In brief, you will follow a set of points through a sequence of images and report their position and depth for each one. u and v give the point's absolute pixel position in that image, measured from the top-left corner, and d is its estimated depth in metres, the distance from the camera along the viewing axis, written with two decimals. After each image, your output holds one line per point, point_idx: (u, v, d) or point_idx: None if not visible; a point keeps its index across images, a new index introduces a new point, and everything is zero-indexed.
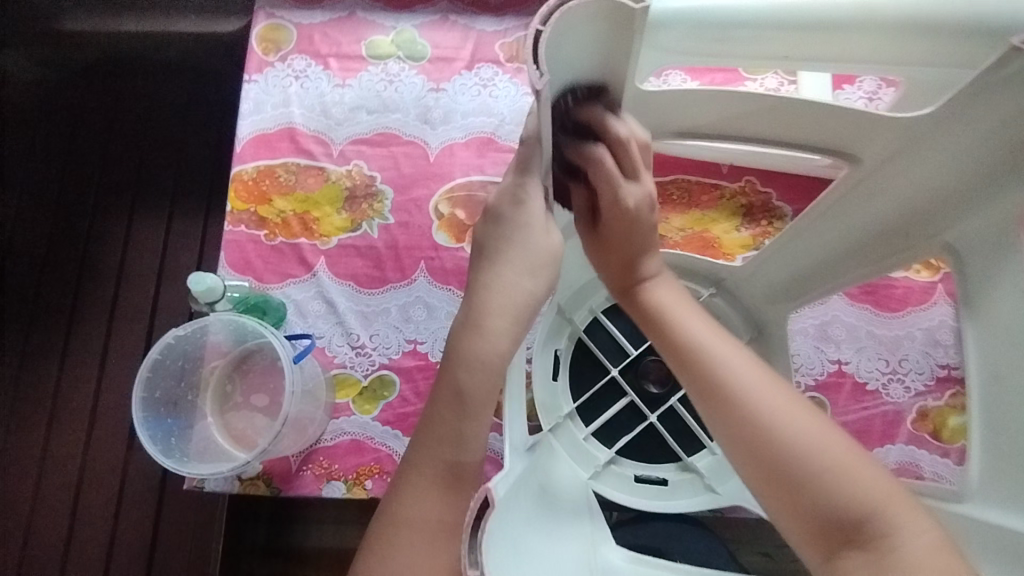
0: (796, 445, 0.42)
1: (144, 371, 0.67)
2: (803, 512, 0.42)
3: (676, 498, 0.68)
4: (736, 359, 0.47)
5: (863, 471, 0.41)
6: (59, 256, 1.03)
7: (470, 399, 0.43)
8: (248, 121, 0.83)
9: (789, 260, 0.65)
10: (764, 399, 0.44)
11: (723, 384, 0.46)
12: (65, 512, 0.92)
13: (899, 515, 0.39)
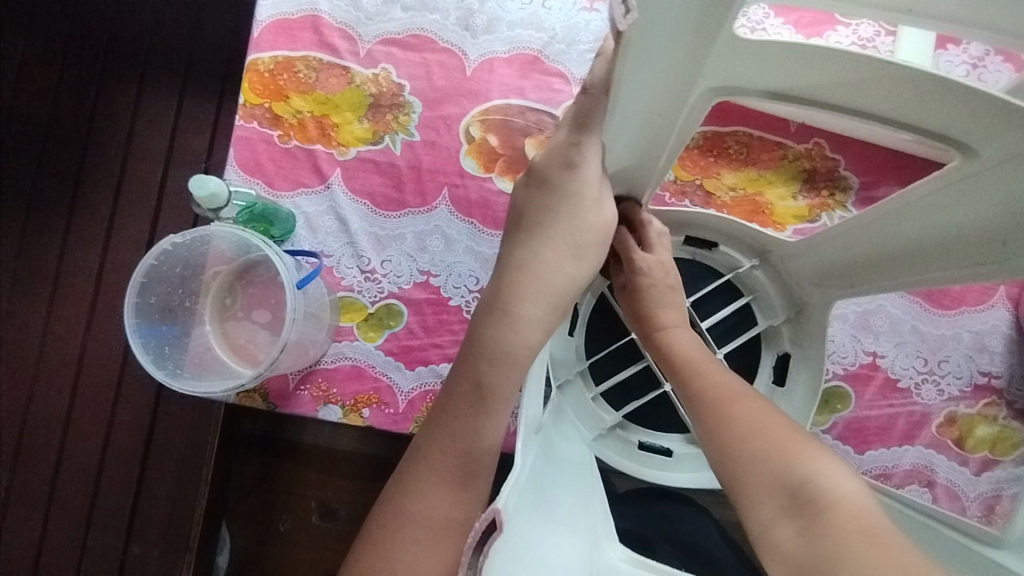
0: (741, 429, 0.44)
1: (139, 277, 0.63)
2: (749, 488, 0.41)
3: (678, 471, 0.65)
4: (715, 369, 0.51)
5: (804, 445, 0.41)
6: (62, 127, 0.97)
7: (490, 395, 0.46)
8: (268, 2, 0.74)
9: (852, 243, 0.58)
10: (730, 402, 0.46)
11: (696, 387, 0.50)
12: (65, 390, 0.91)
13: (829, 478, 0.37)
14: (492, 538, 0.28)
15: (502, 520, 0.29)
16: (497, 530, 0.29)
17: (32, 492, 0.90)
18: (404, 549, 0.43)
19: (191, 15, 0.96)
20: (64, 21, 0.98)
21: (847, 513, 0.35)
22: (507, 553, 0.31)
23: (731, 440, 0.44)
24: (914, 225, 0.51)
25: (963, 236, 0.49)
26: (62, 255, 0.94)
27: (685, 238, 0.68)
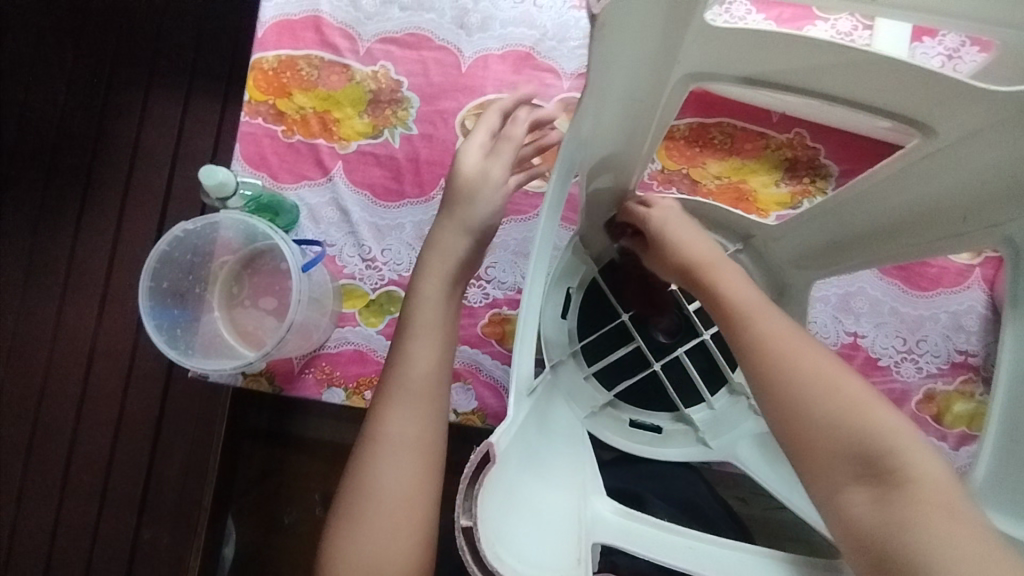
0: (812, 389, 0.42)
1: (153, 262, 0.66)
2: (825, 457, 0.41)
3: (667, 447, 0.68)
4: (773, 314, 0.47)
5: (885, 415, 0.41)
6: (72, 127, 1.00)
7: (415, 324, 0.55)
8: (272, 3, 0.77)
9: (827, 224, 0.61)
10: (797, 352, 0.44)
11: (756, 335, 0.45)
12: (77, 380, 0.94)
13: (912, 454, 0.39)
14: (486, 469, 0.31)
15: (495, 454, 0.32)
16: (490, 462, 0.31)
17: (45, 480, 0.93)
18: (380, 465, 0.51)
19: (196, 18, 1.00)
20: (73, 26, 1.01)
21: (933, 488, 0.37)
22: (499, 490, 0.34)
23: (810, 405, 0.41)
24: (882, 204, 0.54)
25: (928, 212, 0.52)
26: (73, 251, 0.97)
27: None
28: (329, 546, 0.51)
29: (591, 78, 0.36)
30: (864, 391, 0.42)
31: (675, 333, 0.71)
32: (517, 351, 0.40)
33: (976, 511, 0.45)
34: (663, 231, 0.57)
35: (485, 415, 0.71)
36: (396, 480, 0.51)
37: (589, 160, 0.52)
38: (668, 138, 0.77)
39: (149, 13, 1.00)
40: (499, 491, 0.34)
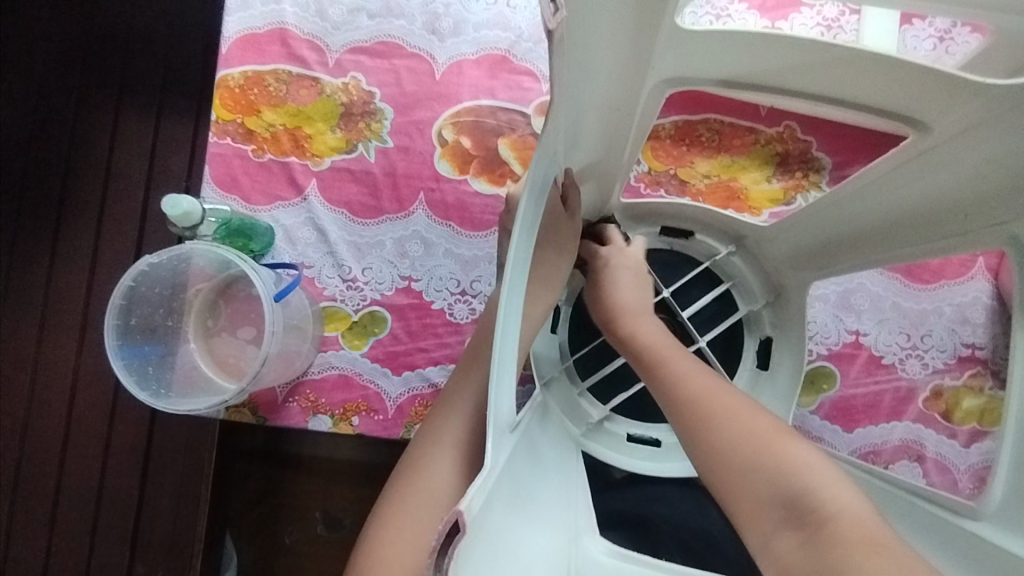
0: (723, 433, 0.42)
1: (117, 300, 0.63)
2: (742, 501, 0.40)
3: (667, 461, 0.65)
4: (687, 363, 0.49)
5: (797, 449, 0.40)
6: (41, 155, 0.97)
7: (464, 368, 0.56)
8: (234, 18, 0.74)
9: (822, 224, 0.58)
10: (711, 399, 0.45)
11: (672, 388, 0.47)
12: (60, 414, 0.91)
13: (824, 487, 0.38)
14: (456, 540, 0.28)
15: (466, 522, 0.28)
16: (461, 533, 0.28)
17: (32, 520, 0.91)
18: (402, 525, 0.48)
19: (163, 35, 0.97)
20: (37, 50, 0.98)
21: (845, 524, 0.36)
22: (476, 558, 0.30)
23: (720, 448, 0.42)
24: (881, 202, 0.51)
25: (928, 209, 0.49)
26: (49, 281, 0.94)
27: (661, 229, 0.67)
28: (365, 546, 0.48)
29: (556, 95, 0.34)
30: (770, 429, 0.42)
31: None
32: (492, 390, 0.36)
33: (990, 535, 0.42)
34: (608, 278, 0.59)
35: None
36: (446, 474, 0.49)
37: (566, 168, 0.49)
38: (654, 138, 0.74)
39: (114, 32, 0.97)
40: (480, 553, 0.31)
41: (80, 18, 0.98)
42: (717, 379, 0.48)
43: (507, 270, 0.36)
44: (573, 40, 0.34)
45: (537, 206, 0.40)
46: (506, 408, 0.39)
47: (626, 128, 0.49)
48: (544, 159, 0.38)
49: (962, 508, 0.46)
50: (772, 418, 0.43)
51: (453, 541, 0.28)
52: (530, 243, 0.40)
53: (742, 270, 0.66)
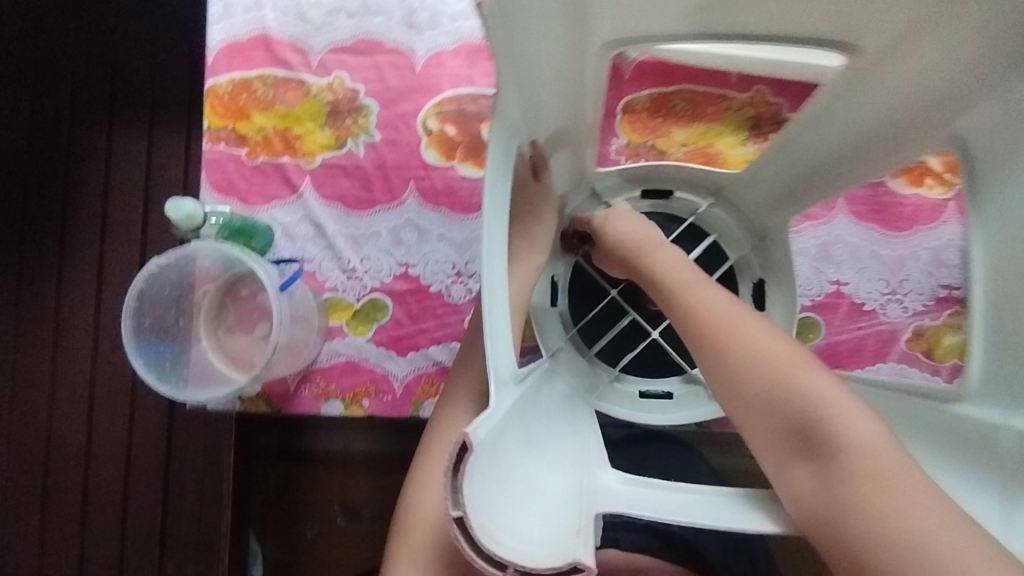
0: (751, 359, 0.44)
1: (130, 302, 0.66)
2: (762, 432, 0.43)
3: (682, 410, 0.68)
4: (708, 292, 0.50)
5: (842, 392, 0.42)
6: (39, 177, 1.00)
7: (475, 336, 0.59)
8: (217, 27, 0.77)
9: (785, 163, 0.62)
10: (735, 330, 0.46)
11: (694, 324, 0.48)
12: (82, 425, 0.94)
13: (845, 423, 0.40)
14: (466, 458, 0.32)
15: (473, 442, 0.32)
16: (469, 452, 0.32)
17: (60, 529, 0.94)
18: (438, 475, 0.52)
19: (150, 51, 0.99)
20: (26, 75, 1.00)
21: (866, 452, 0.39)
22: (488, 479, 0.34)
23: (744, 377, 0.44)
24: (838, 131, 0.56)
25: (883, 127, 0.53)
26: (60, 298, 0.97)
27: (642, 192, 0.70)
28: (410, 495, 0.53)
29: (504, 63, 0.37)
30: (809, 370, 0.43)
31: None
32: (486, 345, 0.39)
33: (981, 412, 0.47)
34: (624, 236, 0.58)
35: None
36: (473, 424, 0.54)
37: (539, 139, 0.52)
38: (630, 111, 0.77)
39: (101, 53, 1.00)
40: (494, 474, 0.35)
41: (71, 42, 1.00)
42: (755, 316, 0.47)
43: (486, 228, 0.39)
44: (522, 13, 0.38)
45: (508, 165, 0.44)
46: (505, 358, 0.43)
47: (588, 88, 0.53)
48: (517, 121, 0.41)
49: (941, 398, 0.50)
50: (812, 361, 0.44)
51: (462, 457, 0.32)
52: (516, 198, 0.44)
53: (724, 220, 0.69)
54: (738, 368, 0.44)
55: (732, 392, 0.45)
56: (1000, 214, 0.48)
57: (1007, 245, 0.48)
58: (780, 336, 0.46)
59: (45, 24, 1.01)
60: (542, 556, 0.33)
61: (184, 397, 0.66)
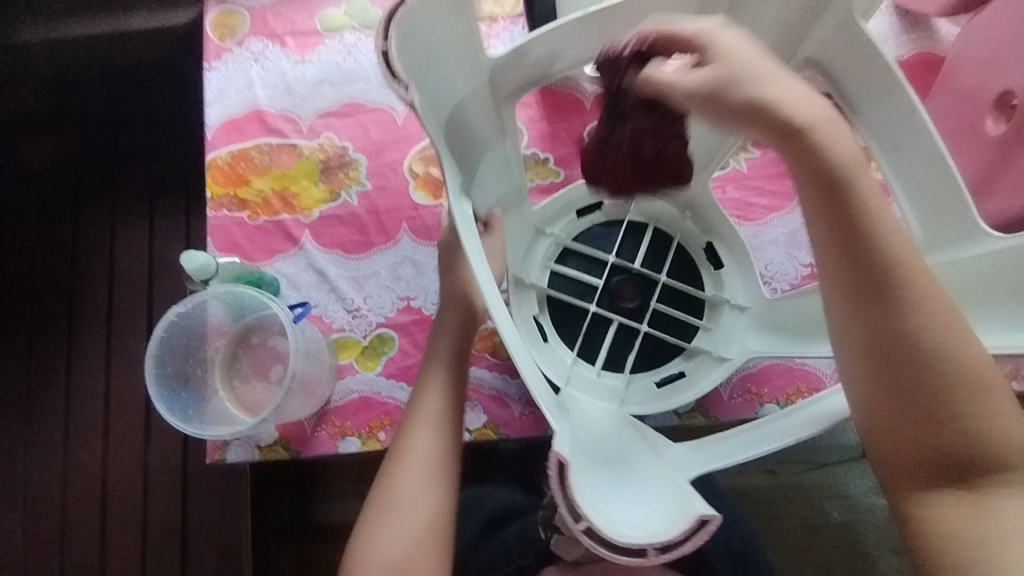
0: (974, 386, 0.43)
1: (152, 349, 0.71)
2: (942, 451, 0.44)
3: (698, 382, 0.73)
4: (940, 296, 0.43)
5: (1017, 425, 0.44)
6: (46, 271, 1.04)
7: (436, 349, 0.65)
8: (214, 108, 0.84)
9: (705, 130, 0.69)
10: (967, 352, 0.43)
11: (925, 330, 0.42)
12: (95, 510, 0.98)
13: (1017, 458, 0.45)
14: (565, 470, 0.41)
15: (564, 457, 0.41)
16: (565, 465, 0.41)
17: None
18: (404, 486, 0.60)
19: (146, 144, 1.06)
20: (28, 180, 1.06)
21: (1019, 493, 0.45)
22: (592, 491, 0.43)
23: (964, 400, 0.43)
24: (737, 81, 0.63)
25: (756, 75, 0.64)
26: (69, 388, 1.01)
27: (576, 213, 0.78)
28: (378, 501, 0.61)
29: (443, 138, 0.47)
30: (1004, 407, 0.44)
31: (637, 295, 0.75)
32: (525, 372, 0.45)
33: (946, 259, 0.55)
34: (772, 109, 0.43)
35: (497, 426, 0.76)
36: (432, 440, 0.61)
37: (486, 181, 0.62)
38: None
39: (99, 152, 1.06)
40: (590, 487, 0.43)
41: (70, 145, 1.06)
42: (958, 317, 0.44)
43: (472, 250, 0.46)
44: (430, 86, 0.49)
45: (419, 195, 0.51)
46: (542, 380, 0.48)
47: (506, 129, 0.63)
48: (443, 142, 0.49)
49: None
50: (1008, 393, 0.44)
51: (563, 473, 0.41)
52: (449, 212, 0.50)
53: (653, 207, 0.78)
54: (958, 397, 0.43)
55: (934, 415, 0.43)
56: (912, 166, 0.55)
57: (935, 191, 0.55)
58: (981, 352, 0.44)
59: (41, 133, 1.07)
60: (669, 526, 0.41)
61: (203, 434, 0.68)
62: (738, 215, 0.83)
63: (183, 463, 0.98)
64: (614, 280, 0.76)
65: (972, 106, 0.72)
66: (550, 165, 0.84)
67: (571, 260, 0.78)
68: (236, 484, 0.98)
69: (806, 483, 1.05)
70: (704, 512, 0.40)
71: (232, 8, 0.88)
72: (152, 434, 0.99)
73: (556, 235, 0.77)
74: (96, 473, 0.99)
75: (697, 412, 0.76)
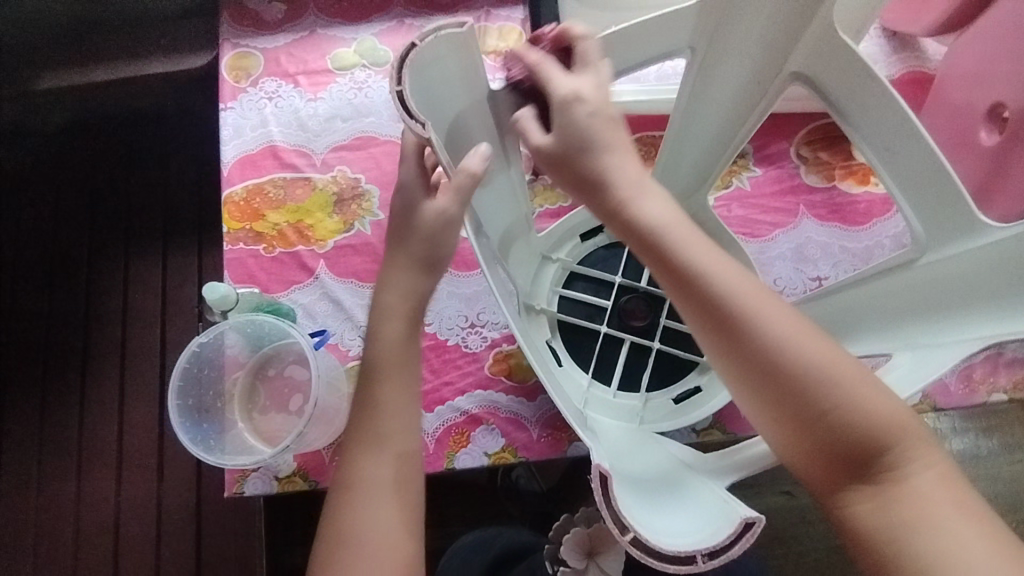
0: (826, 385, 0.43)
1: (175, 380, 0.72)
2: (825, 457, 0.44)
3: (716, 395, 0.74)
4: (772, 309, 0.45)
5: (893, 405, 0.44)
6: (60, 312, 1.05)
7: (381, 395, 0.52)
8: (230, 145, 0.87)
9: (695, 144, 0.70)
10: (812, 355, 0.44)
11: (762, 344, 0.44)
12: (107, 552, 0.97)
13: (915, 447, 0.44)
14: (607, 484, 0.42)
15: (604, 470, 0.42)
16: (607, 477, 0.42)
17: None
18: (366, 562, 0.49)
19: (159, 183, 1.08)
20: (42, 221, 1.08)
21: (937, 485, 0.43)
22: (638, 506, 0.44)
23: (826, 400, 0.43)
24: (722, 97, 0.64)
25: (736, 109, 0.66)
26: (82, 428, 1.01)
27: (581, 237, 0.80)
28: None
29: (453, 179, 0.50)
30: (866, 385, 0.44)
31: (647, 314, 0.76)
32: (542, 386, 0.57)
33: (944, 255, 0.57)
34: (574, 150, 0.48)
35: (516, 449, 0.76)
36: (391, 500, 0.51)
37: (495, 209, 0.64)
38: None
39: (113, 192, 1.08)
40: (632, 502, 0.44)
41: (84, 186, 1.08)
42: (792, 313, 0.46)
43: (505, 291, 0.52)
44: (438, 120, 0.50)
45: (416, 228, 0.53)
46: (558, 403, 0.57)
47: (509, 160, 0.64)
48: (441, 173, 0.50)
49: (902, 262, 0.60)
50: (863, 372, 0.45)
51: (605, 484, 0.42)
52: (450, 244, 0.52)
53: None
54: (812, 390, 0.44)
55: (809, 418, 0.44)
56: (913, 177, 0.57)
57: (937, 200, 0.56)
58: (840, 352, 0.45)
59: (55, 176, 1.09)
60: (716, 532, 0.41)
61: (222, 464, 0.68)
62: (744, 232, 0.84)
63: (196, 500, 0.97)
64: (622, 301, 0.77)
65: (967, 118, 0.75)
66: (558, 190, 0.86)
67: (579, 284, 0.79)
68: (249, 521, 0.97)
69: None
70: (749, 515, 0.41)
71: (247, 50, 0.91)
72: (165, 472, 0.99)
73: (563, 259, 0.78)
74: (108, 514, 0.98)
75: (715, 428, 0.76)
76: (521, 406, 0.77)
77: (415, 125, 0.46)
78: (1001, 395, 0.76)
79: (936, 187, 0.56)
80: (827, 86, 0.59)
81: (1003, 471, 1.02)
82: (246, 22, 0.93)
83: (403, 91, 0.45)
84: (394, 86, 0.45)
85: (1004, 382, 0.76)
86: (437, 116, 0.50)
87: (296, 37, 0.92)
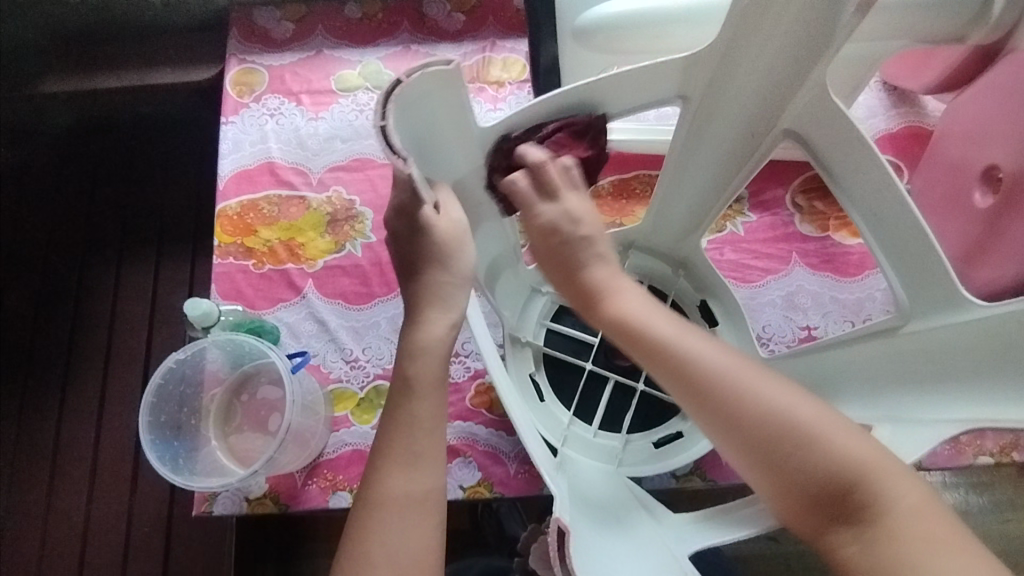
0: (777, 432, 0.45)
1: (149, 397, 0.71)
2: (794, 501, 0.45)
3: (697, 442, 0.73)
4: (725, 365, 0.48)
5: (862, 443, 0.44)
6: (49, 312, 1.05)
7: (387, 427, 0.52)
8: (228, 160, 0.87)
9: (688, 188, 0.70)
10: (757, 401, 0.46)
11: (712, 403, 0.47)
12: (72, 560, 0.95)
13: (893, 484, 0.43)
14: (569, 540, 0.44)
15: (565, 524, 0.44)
16: (568, 532, 0.44)
17: None
18: None
19: (158, 190, 1.09)
20: (38, 221, 1.08)
21: (921, 521, 0.41)
22: (592, 560, 0.45)
23: (777, 444, 0.45)
24: (720, 144, 0.64)
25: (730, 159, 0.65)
26: (59, 431, 1.00)
27: None
28: None
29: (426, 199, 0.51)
30: (837, 426, 0.45)
31: (632, 354, 0.75)
32: (522, 427, 0.55)
33: (930, 324, 0.57)
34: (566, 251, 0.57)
35: (492, 484, 0.74)
36: (394, 536, 0.48)
37: (482, 236, 0.64)
38: (596, 197, 0.87)
39: (112, 197, 1.08)
40: (588, 558, 0.45)
41: (84, 189, 1.09)
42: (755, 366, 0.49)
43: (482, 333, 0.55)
44: (421, 149, 0.51)
45: (405, 247, 0.55)
46: (535, 445, 0.56)
47: (498, 193, 0.64)
48: (425, 203, 0.52)
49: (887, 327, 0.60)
50: (831, 417, 0.45)
51: (563, 539, 0.44)
52: (434, 272, 0.53)
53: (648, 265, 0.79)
54: (772, 437, 0.45)
55: (768, 464, 0.45)
56: (902, 239, 0.57)
57: (924, 264, 0.56)
58: (797, 393, 0.47)
59: (54, 176, 1.09)
60: None
61: (188, 485, 0.67)
62: (735, 277, 0.84)
63: (168, 512, 0.96)
64: (608, 339, 0.76)
65: (963, 178, 0.74)
66: None
67: (566, 320, 0.78)
68: (220, 538, 0.95)
69: (808, 554, 1.02)
70: None
71: (252, 66, 0.92)
72: (138, 483, 0.97)
73: (552, 292, 0.77)
74: (76, 523, 0.96)
75: (695, 475, 0.75)
76: (499, 439, 0.76)
77: (397, 160, 0.46)
78: (987, 458, 0.74)
79: (924, 251, 0.55)
80: (823, 145, 0.59)
81: (990, 529, 1.00)
82: (253, 39, 0.94)
83: (386, 125, 0.46)
84: (377, 120, 0.46)
85: (991, 445, 0.75)
86: (422, 146, 0.51)
87: (303, 56, 0.93)
